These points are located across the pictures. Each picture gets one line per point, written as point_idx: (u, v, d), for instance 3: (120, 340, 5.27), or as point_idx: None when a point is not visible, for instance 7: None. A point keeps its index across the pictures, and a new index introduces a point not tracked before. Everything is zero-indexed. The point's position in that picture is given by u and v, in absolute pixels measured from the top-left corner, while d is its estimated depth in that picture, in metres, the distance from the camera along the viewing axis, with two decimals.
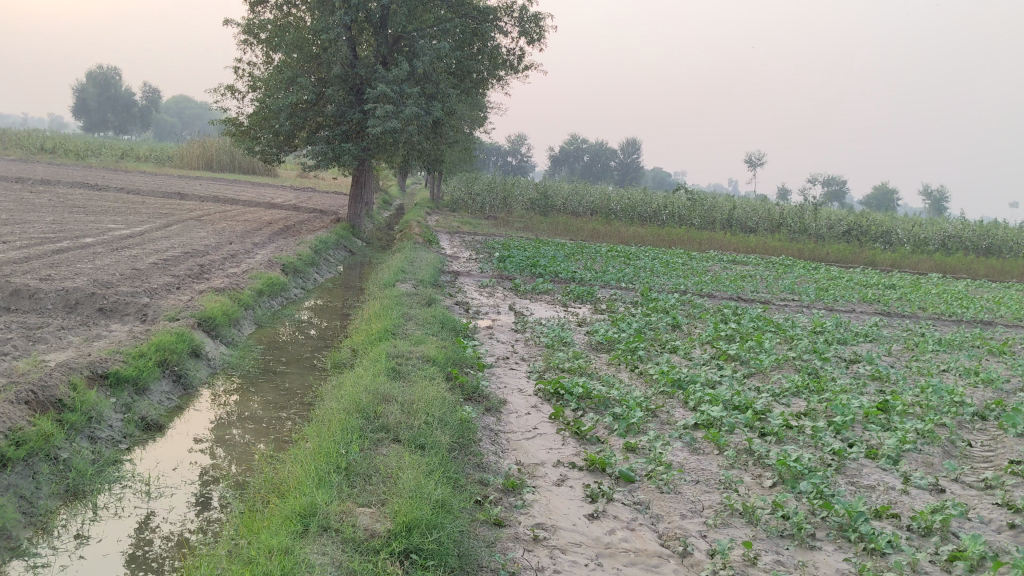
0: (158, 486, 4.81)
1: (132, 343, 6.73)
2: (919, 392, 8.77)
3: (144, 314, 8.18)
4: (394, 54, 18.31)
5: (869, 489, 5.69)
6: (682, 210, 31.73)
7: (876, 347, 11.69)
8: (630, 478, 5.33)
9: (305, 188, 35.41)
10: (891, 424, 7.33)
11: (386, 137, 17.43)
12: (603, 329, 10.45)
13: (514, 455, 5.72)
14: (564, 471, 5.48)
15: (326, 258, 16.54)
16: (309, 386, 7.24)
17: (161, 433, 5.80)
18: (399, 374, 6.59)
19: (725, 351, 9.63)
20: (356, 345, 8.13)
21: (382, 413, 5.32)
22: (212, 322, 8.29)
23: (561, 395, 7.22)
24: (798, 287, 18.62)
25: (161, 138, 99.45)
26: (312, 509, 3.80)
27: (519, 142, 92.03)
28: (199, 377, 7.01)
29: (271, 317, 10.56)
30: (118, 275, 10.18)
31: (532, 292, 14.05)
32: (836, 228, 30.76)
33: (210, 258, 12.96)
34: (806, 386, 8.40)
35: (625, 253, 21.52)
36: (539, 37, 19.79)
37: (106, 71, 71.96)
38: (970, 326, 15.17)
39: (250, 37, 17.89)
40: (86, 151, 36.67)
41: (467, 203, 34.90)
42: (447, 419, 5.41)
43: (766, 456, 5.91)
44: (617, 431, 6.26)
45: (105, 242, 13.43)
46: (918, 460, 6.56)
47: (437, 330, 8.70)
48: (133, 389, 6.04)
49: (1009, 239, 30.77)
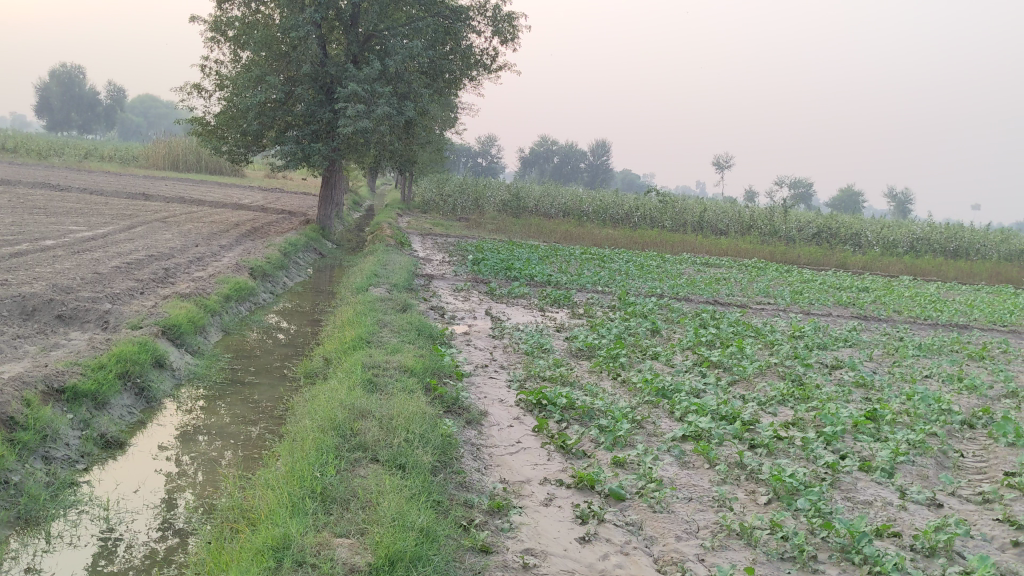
0: (117, 512, 4.47)
1: (92, 354, 6.37)
2: (906, 400, 8.56)
3: (105, 322, 7.82)
4: (365, 53, 17.96)
5: (867, 505, 5.48)
6: (653, 212, 31.62)
7: (856, 351, 11.51)
8: (620, 496, 5.07)
9: (274, 188, 34.91)
10: (881, 434, 7.13)
11: (357, 138, 17.09)
12: (583, 335, 10.18)
13: (498, 472, 5.43)
14: (551, 489, 5.20)
15: (296, 261, 16.17)
16: (279, 398, 6.90)
17: (122, 450, 5.46)
18: (376, 386, 6.28)
19: (706, 358, 9.40)
20: (329, 354, 7.80)
21: (359, 430, 5.01)
22: (177, 330, 7.93)
23: (544, 405, 6.93)
24: (773, 290, 18.47)
25: (126, 137, 98.24)
26: (285, 542, 3.50)
27: (489, 143, 91.71)
28: (162, 389, 6.65)
29: (239, 323, 10.20)
30: (79, 279, 9.79)
31: (508, 296, 13.77)
32: (807, 231, 30.79)
33: (176, 261, 12.57)
34: (792, 394, 8.17)
35: (599, 256, 21.30)
36: (512, 37, 19.53)
37: (71, 68, 71.16)
38: (948, 330, 15.08)
39: (217, 35, 17.48)
40: (48, 151, 35.89)
41: (438, 204, 34.34)
42: (428, 436, 5.11)
43: (759, 471, 5.67)
44: (604, 444, 6.00)
45: (67, 245, 12.99)
46: (912, 472, 6.37)
47: (414, 338, 8.39)
48: (92, 404, 5.69)
49: (975, 241, 31.03)
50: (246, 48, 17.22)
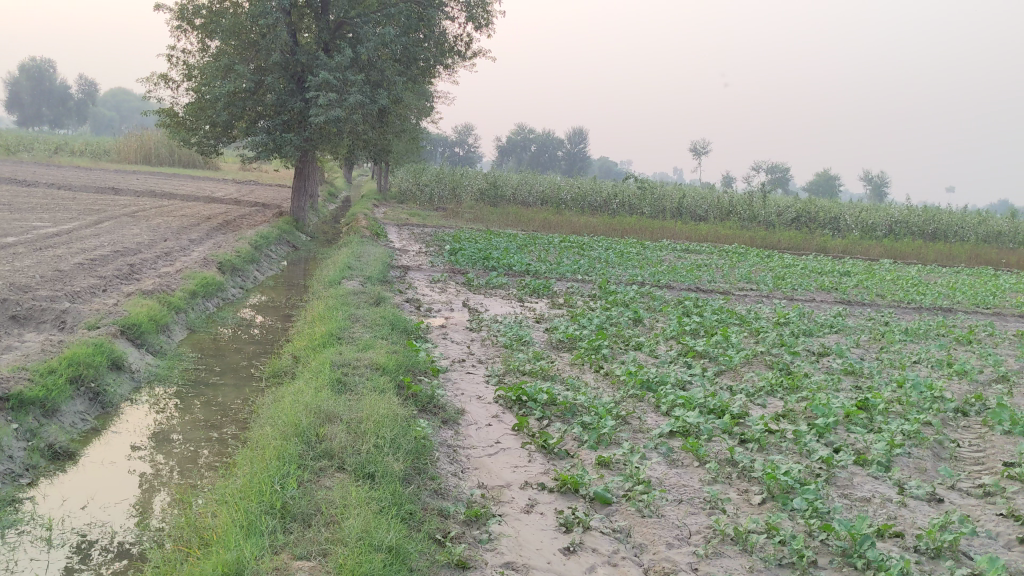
0: (61, 532, 4.11)
1: (42, 357, 5.99)
2: (896, 388, 8.29)
3: (62, 322, 7.41)
4: (337, 41, 17.50)
5: (865, 503, 5.20)
6: (632, 199, 31.33)
7: (843, 338, 11.26)
8: (607, 500, 4.75)
9: (248, 181, 34.33)
10: (874, 425, 6.86)
11: (329, 127, 16.65)
12: (564, 326, 9.86)
13: (477, 477, 5.11)
14: (532, 494, 4.88)
15: (268, 254, 15.75)
16: (244, 400, 6.53)
17: (74, 461, 5.09)
18: (345, 387, 5.93)
19: (691, 348, 9.10)
20: (299, 351, 7.44)
21: (326, 436, 4.66)
22: (137, 330, 7.54)
23: (523, 402, 6.60)
24: (754, 276, 18.23)
25: (98, 132, 96.80)
26: (237, 567, 3.17)
27: (467, 133, 91.03)
28: (119, 393, 6.27)
29: (207, 320, 9.78)
30: (38, 277, 9.37)
31: (486, 286, 13.43)
32: (786, 215, 30.69)
33: (142, 256, 12.16)
34: (780, 383, 7.90)
35: (578, 244, 20.97)
36: (487, 22, 19.14)
37: (40, 62, 69.88)
38: (934, 314, 14.86)
39: (184, 23, 16.96)
40: (17, 146, 35.19)
41: (415, 194, 33.88)
42: (399, 440, 4.78)
43: (752, 468, 5.39)
44: (588, 443, 5.69)
45: (29, 242, 12.52)
46: (909, 465, 6.10)
47: (387, 333, 8.04)
48: (39, 412, 5.31)
49: (953, 224, 31.08)
50: (214, 37, 16.74)
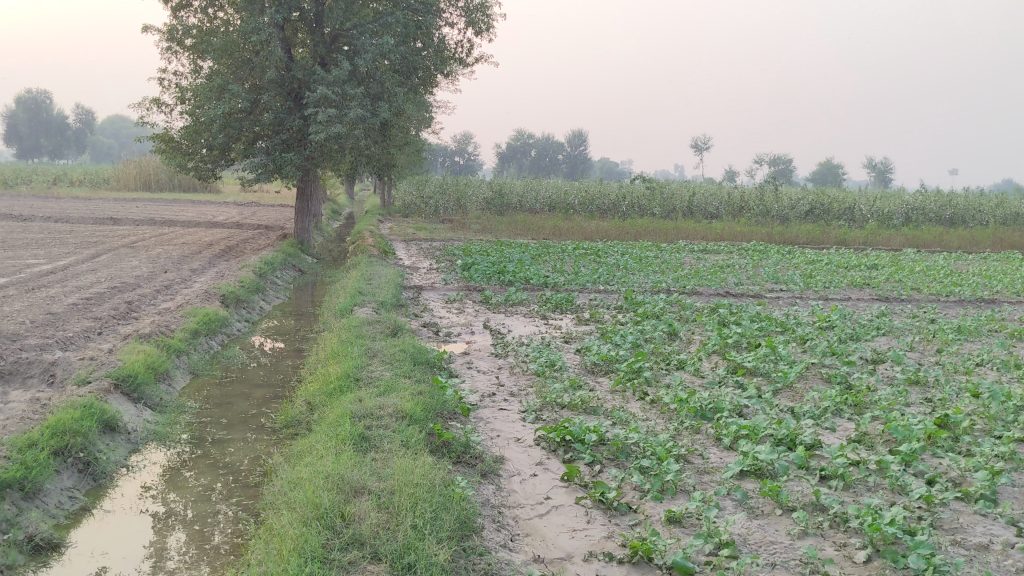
0: None
1: (20, 427, 5.24)
2: (972, 398, 7.48)
3: (51, 376, 6.67)
4: (334, 54, 16.76)
5: (984, 552, 4.44)
6: (642, 200, 30.35)
7: (894, 341, 10.46)
8: (688, 570, 3.98)
9: (250, 203, 33.65)
10: (962, 446, 6.07)
11: (330, 144, 15.90)
12: (597, 346, 9.08)
13: (530, 548, 4.38)
14: (599, 569, 4.13)
15: (274, 281, 15.02)
16: (255, 459, 5.77)
17: (58, 554, 4.33)
18: (370, 444, 5.19)
19: (738, 364, 8.29)
20: (312, 397, 6.69)
21: (353, 516, 3.91)
22: (134, 382, 6.80)
23: (569, 444, 5.82)
24: (782, 275, 17.40)
25: (98, 159, 96.36)
26: None
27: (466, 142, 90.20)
28: (112, 460, 5.51)
29: (210, 361, 9.02)
30: (28, 323, 8.66)
31: (505, 304, 12.66)
32: (799, 208, 29.87)
33: (141, 292, 11.43)
34: (845, 401, 7.14)
35: (594, 251, 20.18)
36: (487, 27, 18.40)
37: (39, 93, 69.55)
38: (977, 307, 14.00)
39: (174, 45, 16.24)
40: (14, 180, 34.65)
41: (419, 207, 33.08)
42: (440, 517, 4.01)
43: (851, 517, 4.62)
44: (652, 494, 4.92)
45: (21, 282, 11.82)
46: (1017, 495, 5.32)
47: (409, 369, 7.27)
48: (18, 496, 4.56)
49: (969, 208, 30.44)
50: (206, 57, 16.05)
